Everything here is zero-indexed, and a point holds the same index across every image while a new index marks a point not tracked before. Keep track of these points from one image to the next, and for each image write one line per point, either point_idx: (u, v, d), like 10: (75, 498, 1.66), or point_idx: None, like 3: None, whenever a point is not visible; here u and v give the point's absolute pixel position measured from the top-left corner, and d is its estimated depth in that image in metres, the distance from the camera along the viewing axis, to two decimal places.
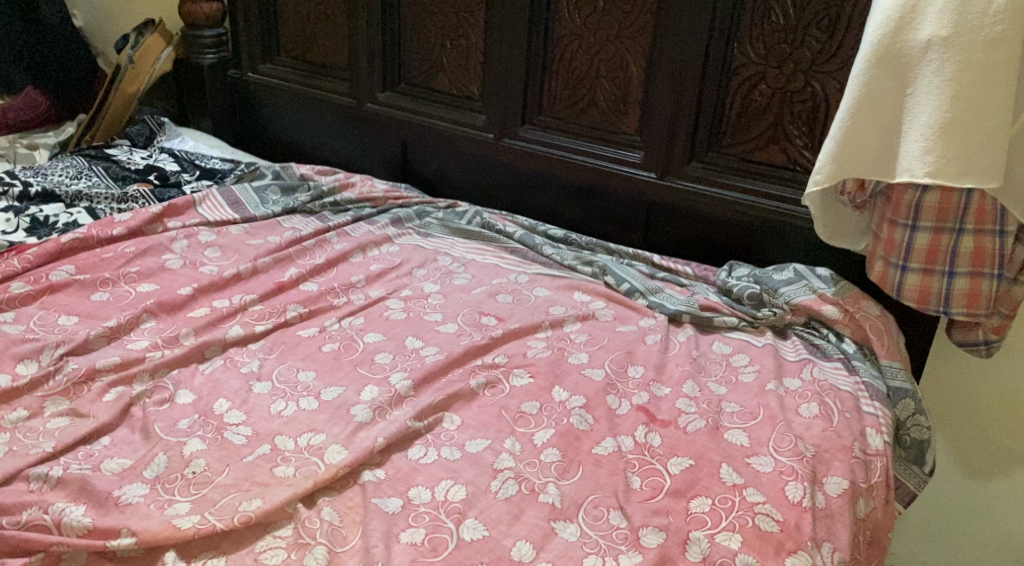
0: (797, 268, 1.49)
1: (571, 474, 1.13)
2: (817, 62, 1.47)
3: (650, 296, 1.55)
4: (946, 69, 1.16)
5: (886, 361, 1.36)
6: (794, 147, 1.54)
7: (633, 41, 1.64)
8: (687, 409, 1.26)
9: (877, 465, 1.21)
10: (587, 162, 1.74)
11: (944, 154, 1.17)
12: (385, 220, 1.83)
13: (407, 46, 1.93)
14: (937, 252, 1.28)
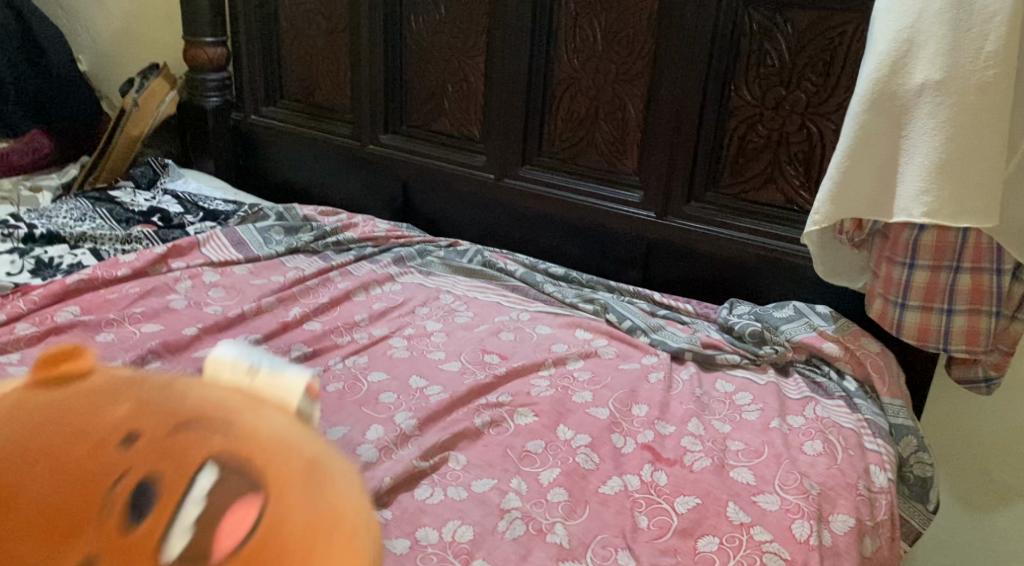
0: (797, 306, 1.52)
1: (578, 514, 1.14)
2: (813, 104, 1.50)
3: (651, 333, 1.57)
4: (940, 113, 1.18)
5: (887, 399, 1.37)
6: (791, 186, 1.57)
7: (631, 84, 1.67)
8: (692, 448, 1.27)
9: (882, 502, 1.22)
10: (588, 202, 1.77)
11: (940, 194, 1.19)
12: (387, 259, 1.85)
13: (408, 89, 1.96)
14: (935, 290, 1.30)
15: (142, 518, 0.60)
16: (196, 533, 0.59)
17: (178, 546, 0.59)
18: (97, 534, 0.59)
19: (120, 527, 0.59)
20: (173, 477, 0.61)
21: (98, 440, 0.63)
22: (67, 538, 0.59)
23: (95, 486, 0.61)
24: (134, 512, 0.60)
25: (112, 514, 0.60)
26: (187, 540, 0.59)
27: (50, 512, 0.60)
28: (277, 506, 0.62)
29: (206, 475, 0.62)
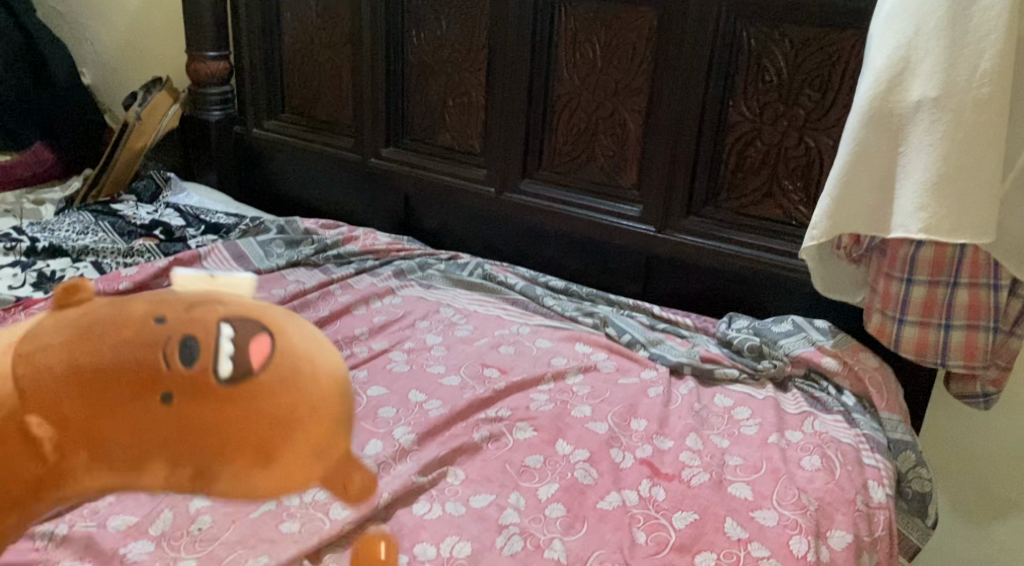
0: (795, 320, 1.52)
1: (576, 530, 1.14)
2: (810, 119, 1.50)
3: (651, 347, 1.57)
4: (937, 130, 1.19)
5: (886, 414, 1.38)
6: (790, 201, 1.57)
7: (630, 99, 1.67)
8: (690, 463, 1.27)
9: (880, 518, 1.22)
10: (588, 216, 1.77)
11: (938, 211, 1.20)
12: (387, 272, 1.85)
13: (410, 103, 1.97)
14: (933, 305, 1.30)
15: (192, 360, 0.63)
16: (236, 360, 0.63)
17: (227, 369, 0.63)
18: (163, 380, 0.63)
19: (172, 371, 0.63)
20: (196, 328, 0.63)
21: (128, 319, 0.65)
22: (140, 385, 0.63)
23: (140, 348, 0.63)
24: (182, 359, 0.63)
25: (164, 365, 0.63)
26: (231, 366, 0.63)
27: (113, 373, 0.63)
28: (294, 337, 0.66)
29: (226, 327, 0.63)
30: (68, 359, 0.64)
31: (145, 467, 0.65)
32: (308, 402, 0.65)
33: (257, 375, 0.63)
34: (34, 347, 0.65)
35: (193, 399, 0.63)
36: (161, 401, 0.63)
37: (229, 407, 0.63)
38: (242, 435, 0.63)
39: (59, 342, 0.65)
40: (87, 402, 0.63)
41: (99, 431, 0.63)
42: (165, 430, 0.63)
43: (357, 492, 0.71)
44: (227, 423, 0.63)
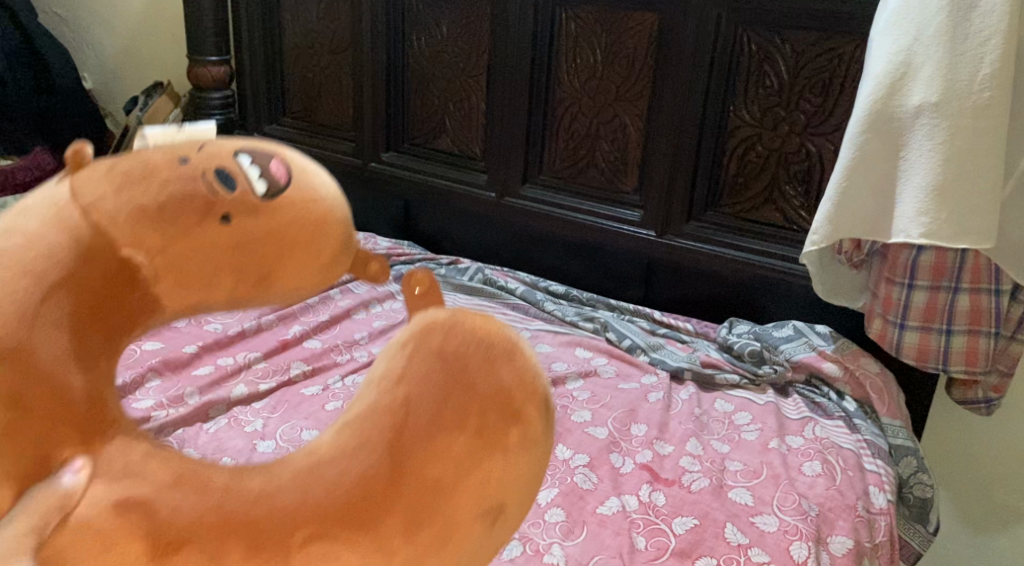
0: (796, 326, 1.52)
1: (575, 535, 1.13)
2: (811, 124, 1.50)
3: (651, 352, 1.57)
4: (938, 135, 1.19)
5: (887, 419, 1.38)
6: (790, 206, 1.57)
7: (631, 104, 1.67)
8: (691, 468, 1.27)
9: (881, 524, 1.21)
10: (589, 222, 1.77)
11: (938, 216, 1.19)
12: (387, 276, 1.85)
13: (410, 107, 1.97)
14: (934, 311, 1.30)
15: (233, 185, 0.56)
16: (270, 177, 0.56)
17: (263, 187, 0.56)
18: (216, 206, 0.55)
19: (219, 197, 0.55)
20: (221, 159, 0.57)
21: (155, 162, 0.57)
22: (193, 215, 0.55)
23: (183, 186, 0.55)
24: (224, 185, 0.56)
25: (209, 195, 0.55)
26: (268, 183, 0.56)
27: (167, 207, 0.55)
28: (296, 155, 0.59)
29: (243, 157, 0.57)
30: (122, 200, 0.55)
31: (210, 292, 0.56)
32: (342, 211, 0.58)
33: (288, 188, 0.57)
34: (77, 197, 0.56)
35: (249, 217, 0.55)
36: (215, 225, 0.55)
37: (280, 220, 0.55)
38: (298, 247, 0.56)
39: (101, 189, 0.56)
40: (151, 237, 0.55)
41: (173, 262, 0.55)
42: (223, 251, 0.55)
43: (377, 276, 0.62)
44: (281, 234, 0.55)
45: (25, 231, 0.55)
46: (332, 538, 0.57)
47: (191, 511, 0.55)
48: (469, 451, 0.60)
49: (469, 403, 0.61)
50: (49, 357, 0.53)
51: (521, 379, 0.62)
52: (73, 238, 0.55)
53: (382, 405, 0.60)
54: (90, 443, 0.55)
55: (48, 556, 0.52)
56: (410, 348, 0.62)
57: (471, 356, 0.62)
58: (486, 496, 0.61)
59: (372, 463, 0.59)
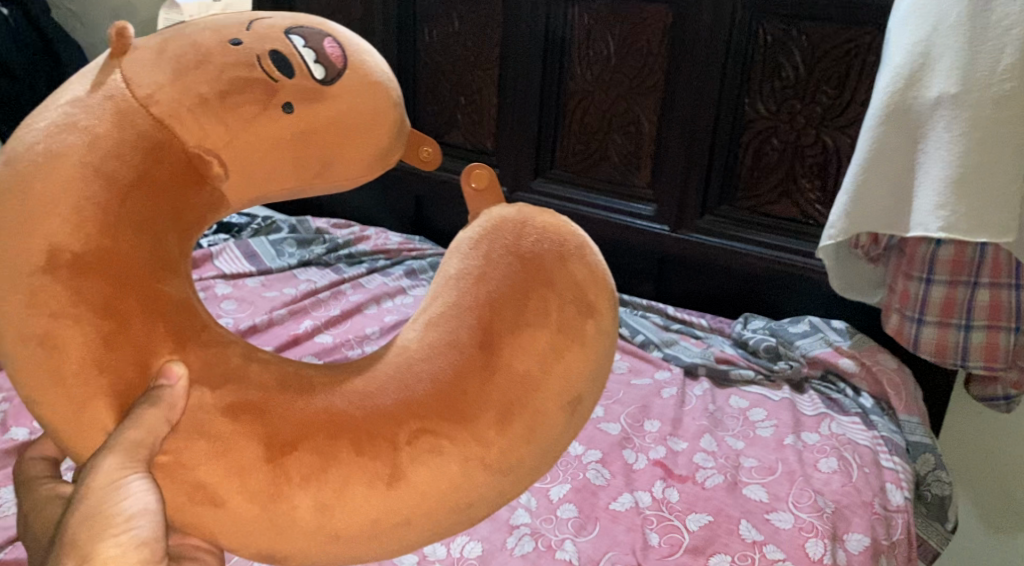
0: (813, 321, 1.51)
1: (587, 531, 1.12)
2: (828, 116, 1.48)
3: (665, 348, 1.55)
4: (957, 126, 1.16)
5: (904, 416, 1.36)
6: (806, 200, 1.55)
7: (645, 97, 1.66)
8: (705, 464, 1.25)
9: (898, 521, 1.19)
10: (602, 216, 1.75)
11: (957, 209, 1.17)
12: (399, 271, 1.84)
13: (422, 101, 1.96)
14: (953, 306, 1.28)
15: (291, 70, 0.60)
16: (326, 62, 0.61)
17: (322, 71, 0.61)
18: (277, 94, 0.59)
19: (280, 83, 0.59)
20: (274, 41, 0.60)
21: (204, 45, 0.60)
22: (255, 106, 0.59)
23: (242, 71, 0.59)
24: (282, 71, 0.60)
25: (271, 80, 0.59)
26: (324, 67, 0.61)
27: (228, 95, 0.58)
28: (344, 33, 0.64)
29: (297, 39, 0.61)
30: (180, 90, 0.59)
31: (269, 185, 0.62)
32: (390, 93, 0.63)
33: (344, 71, 0.61)
34: (130, 83, 0.59)
35: (311, 103, 0.60)
36: (279, 113, 0.59)
37: (338, 107, 0.60)
38: (356, 132, 0.61)
39: (156, 78, 0.59)
40: (216, 130, 0.59)
41: (239, 155, 0.60)
42: (286, 140, 0.60)
43: (430, 159, 0.69)
44: (339, 121, 0.60)
45: (87, 129, 0.58)
46: (433, 434, 0.59)
47: (298, 413, 0.58)
48: (552, 344, 0.60)
49: (546, 298, 0.61)
50: (136, 262, 0.57)
51: (592, 273, 0.62)
52: (140, 133, 0.58)
53: (464, 304, 0.61)
54: (181, 345, 0.58)
55: (167, 461, 0.57)
56: (484, 248, 0.63)
57: (545, 253, 0.62)
58: (570, 388, 0.61)
59: (460, 357, 0.60)
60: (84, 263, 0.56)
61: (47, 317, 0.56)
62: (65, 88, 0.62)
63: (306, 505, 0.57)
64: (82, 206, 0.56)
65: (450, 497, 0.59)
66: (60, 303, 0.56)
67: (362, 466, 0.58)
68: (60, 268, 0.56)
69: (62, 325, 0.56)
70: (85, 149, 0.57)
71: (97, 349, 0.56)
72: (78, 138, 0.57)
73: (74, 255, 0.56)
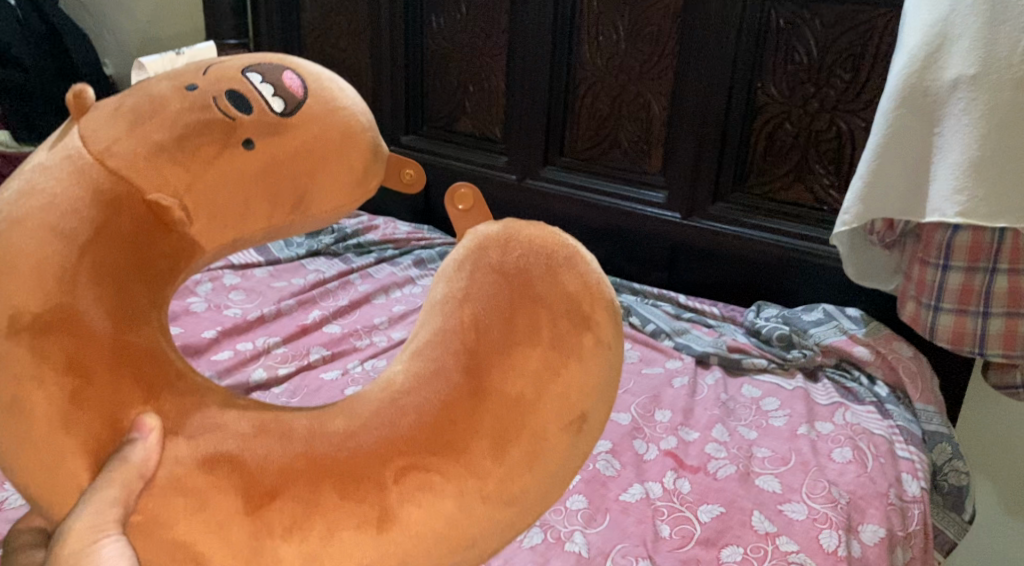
0: (826, 309, 1.49)
1: (597, 523, 1.11)
2: (842, 100, 1.45)
3: (676, 337, 1.53)
4: (975, 108, 1.13)
5: (920, 405, 1.34)
6: (820, 185, 1.53)
7: (655, 82, 1.63)
8: (717, 454, 1.24)
9: (915, 512, 1.17)
10: (613, 203, 1.73)
11: (975, 194, 1.14)
12: (407, 261, 1.83)
13: (430, 89, 1.94)
14: (970, 293, 1.25)
15: (249, 107, 0.57)
16: (286, 94, 0.58)
17: (281, 104, 0.58)
18: (236, 130, 0.57)
19: (239, 122, 0.57)
20: (230, 82, 0.58)
21: (158, 95, 0.58)
22: (215, 146, 0.56)
23: (197, 114, 0.57)
24: (239, 110, 0.57)
25: (228, 119, 0.57)
26: (283, 100, 0.58)
27: (184, 140, 0.56)
28: (308, 64, 0.61)
29: (254, 76, 0.59)
30: (136, 139, 0.56)
31: (245, 219, 0.58)
32: (361, 119, 0.60)
33: (306, 101, 0.58)
34: (87, 141, 0.57)
35: (273, 136, 0.57)
36: (240, 150, 0.56)
37: (303, 136, 0.57)
38: (325, 160, 0.58)
39: (112, 133, 0.57)
40: (176, 174, 0.56)
41: (203, 196, 0.56)
42: (254, 174, 0.57)
43: (415, 183, 0.63)
44: (305, 150, 0.57)
45: (47, 191, 0.55)
46: (423, 469, 0.56)
47: (278, 460, 0.55)
48: (546, 362, 0.58)
49: (537, 314, 0.59)
50: (96, 316, 0.54)
51: (587, 284, 0.60)
52: (97, 185, 0.55)
53: (448, 328, 0.59)
54: (156, 397, 0.56)
55: (141, 521, 0.54)
56: (470, 264, 0.60)
57: (532, 266, 0.59)
58: (571, 407, 0.59)
59: (446, 386, 0.58)
60: (44, 324, 0.54)
61: (12, 380, 0.54)
62: (31, 157, 0.60)
63: (291, 556, 0.55)
64: (42, 265, 0.54)
65: (448, 537, 0.57)
66: (24, 367, 0.53)
67: (348, 511, 0.55)
68: (22, 332, 0.54)
69: (26, 388, 0.54)
70: (44, 213, 0.55)
71: (62, 413, 0.54)
72: (42, 200, 0.55)
73: (35, 316, 0.54)
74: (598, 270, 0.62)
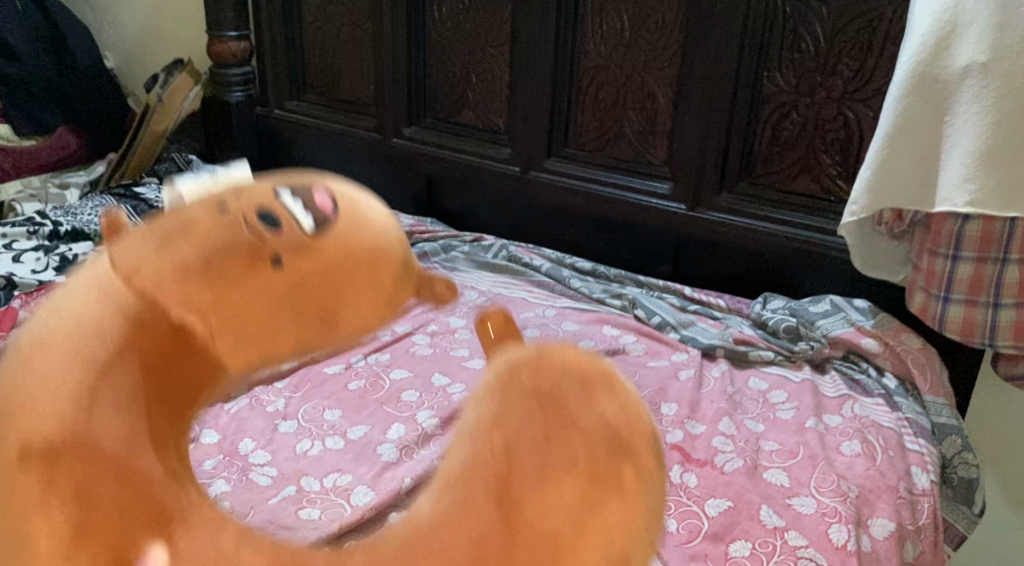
0: (834, 300, 1.47)
1: None
2: (849, 89, 1.44)
3: (681, 329, 1.52)
4: (987, 96, 1.12)
5: (929, 397, 1.32)
6: (827, 175, 1.51)
7: (660, 71, 1.61)
8: (724, 448, 1.22)
9: (925, 505, 1.16)
10: (618, 195, 1.72)
11: (987, 183, 1.13)
12: (411, 254, 1.79)
13: (432, 80, 1.93)
14: (980, 283, 1.23)
15: (278, 226, 0.55)
16: (316, 212, 0.56)
17: (311, 222, 0.56)
18: (265, 250, 0.55)
19: (268, 241, 0.55)
20: (262, 201, 0.56)
21: (187, 215, 0.56)
22: (241, 263, 0.54)
23: (227, 234, 0.55)
24: (268, 226, 0.55)
25: (256, 237, 0.55)
26: (313, 218, 0.56)
27: (212, 260, 0.54)
28: (340, 184, 0.59)
29: (285, 195, 0.57)
30: (163, 262, 0.54)
31: (269, 342, 0.55)
32: (388, 236, 0.57)
33: (335, 218, 0.56)
34: (117, 263, 0.55)
35: (300, 256, 0.55)
36: (269, 269, 0.54)
37: (332, 253, 0.55)
38: (353, 276, 0.55)
39: (141, 254, 0.55)
40: (203, 297, 0.53)
41: (226, 319, 0.54)
42: (279, 294, 0.54)
43: (447, 295, 0.60)
44: (334, 269, 0.55)
45: (74, 313, 0.53)
46: None
47: None
48: (585, 496, 0.55)
49: (573, 443, 0.56)
50: (111, 444, 0.51)
51: (626, 411, 0.57)
52: (122, 309, 0.53)
53: (479, 458, 0.56)
54: (165, 526, 0.52)
55: None
56: (501, 391, 0.58)
57: (565, 388, 0.57)
58: (611, 543, 0.56)
59: (480, 522, 0.55)
60: (54, 450, 0.51)
61: (21, 505, 0.51)
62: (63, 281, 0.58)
63: None
64: (59, 390, 0.51)
65: None
66: (32, 494, 0.51)
67: None
68: (31, 461, 0.51)
69: (33, 513, 0.51)
70: (69, 335, 0.52)
71: (65, 538, 0.50)
72: (65, 324, 0.53)
73: (44, 444, 0.51)
74: (636, 396, 0.59)
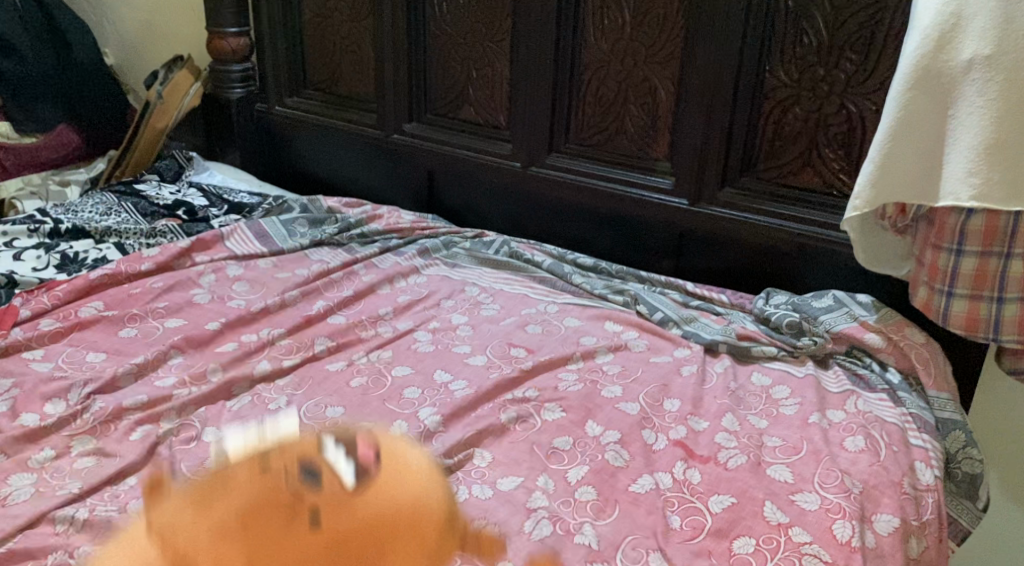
0: (837, 295, 1.46)
1: (607, 514, 1.09)
2: (852, 84, 1.43)
3: (684, 325, 1.51)
4: (991, 89, 1.11)
5: (933, 392, 1.32)
6: (830, 170, 1.50)
7: (662, 66, 1.61)
8: (727, 444, 1.22)
9: (929, 501, 1.16)
10: (620, 190, 1.71)
11: (991, 176, 1.12)
12: (412, 250, 1.81)
13: (432, 76, 1.92)
14: (985, 278, 1.23)
15: (320, 484, 0.83)
16: (358, 470, 0.85)
17: (352, 478, 0.84)
18: (307, 504, 0.82)
19: (315, 496, 0.82)
20: (308, 459, 0.84)
21: (235, 475, 0.86)
22: (281, 520, 0.82)
23: (274, 491, 0.83)
24: (310, 480, 0.83)
25: (302, 492, 0.82)
26: (354, 472, 0.85)
27: (251, 522, 0.83)
28: (383, 438, 0.92)
29: (331, 447, 0.87)
30: (216, 537, 0.83)
31: None
32: (423, 495, 0.88)
33: (374, 472, 0.86)
34: (154, 529, 0.87)
35: (338, 513, 0.82)
36: (310, 532, 0.81)
37: (360, 512, 0.82)
38: (389, 526, 0.84)
39: (184, 518, 0.86)
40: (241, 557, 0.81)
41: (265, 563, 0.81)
42: (322, 552, 0.81)
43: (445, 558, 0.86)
44: (375, 523, 0.83)
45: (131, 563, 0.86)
46: None
47: None
48: None
49: None
50: None
51: None
52: None
53: None
54: None
55: None
56: None
57: None
58: None
59: None
60: None
61: None
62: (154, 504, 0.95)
63: None
64: None
65: None
66: None
67: None
68: None
69: None
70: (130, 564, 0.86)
71: None
72: (132, 554, 0.87)
73: None
74: None
